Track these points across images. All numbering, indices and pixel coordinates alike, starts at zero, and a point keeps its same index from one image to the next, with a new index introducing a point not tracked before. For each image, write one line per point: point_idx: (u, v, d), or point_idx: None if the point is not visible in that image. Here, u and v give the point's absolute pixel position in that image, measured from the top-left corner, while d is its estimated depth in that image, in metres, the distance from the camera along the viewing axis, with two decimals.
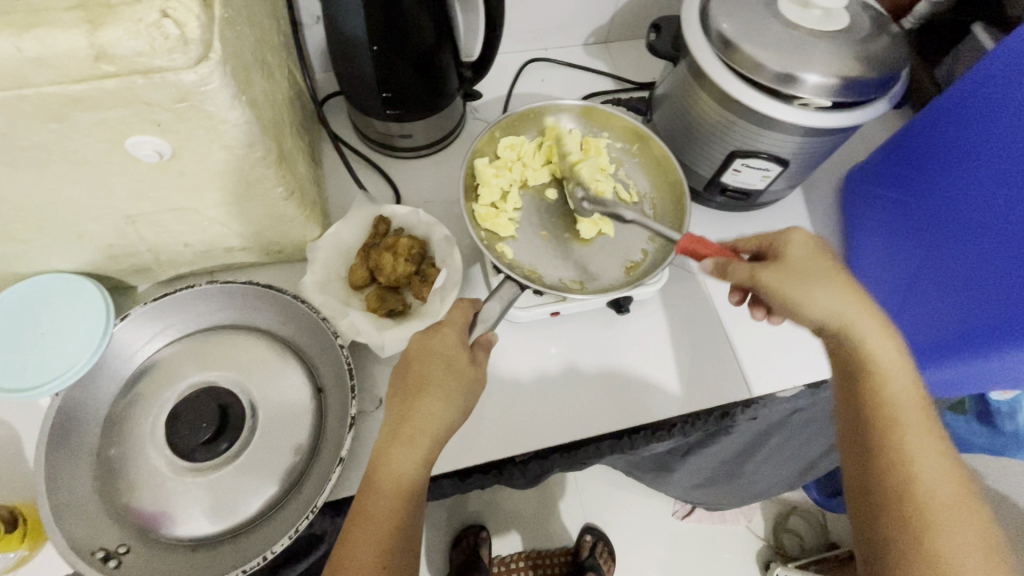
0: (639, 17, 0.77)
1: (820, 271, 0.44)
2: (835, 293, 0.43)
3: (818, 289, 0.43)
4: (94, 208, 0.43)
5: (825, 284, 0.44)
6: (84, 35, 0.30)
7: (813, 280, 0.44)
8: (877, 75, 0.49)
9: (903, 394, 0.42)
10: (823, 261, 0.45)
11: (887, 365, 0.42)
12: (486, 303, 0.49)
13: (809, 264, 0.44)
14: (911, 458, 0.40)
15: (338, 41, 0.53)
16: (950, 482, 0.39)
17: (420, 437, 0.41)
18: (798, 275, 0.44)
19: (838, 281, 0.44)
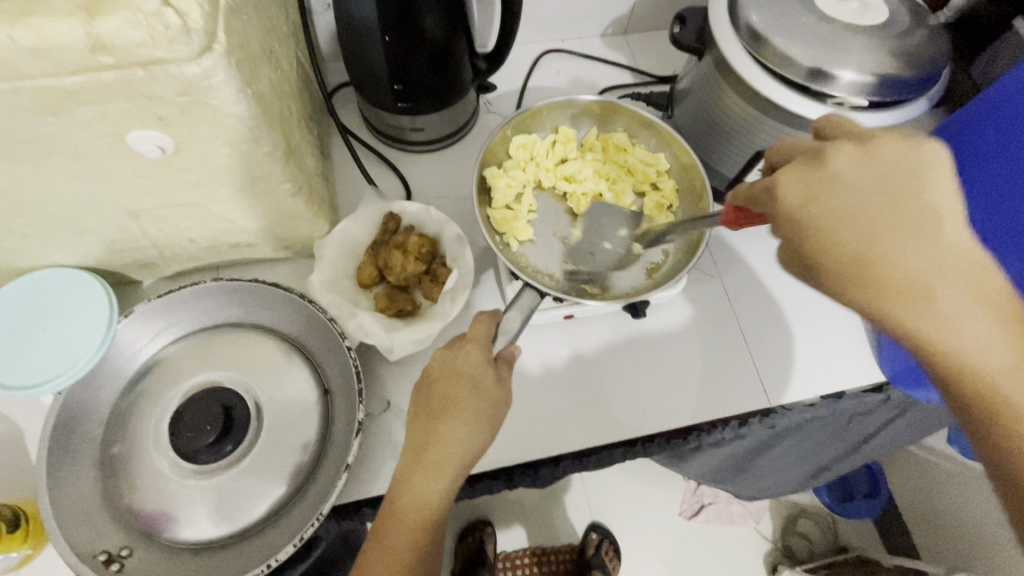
0: (660, 8, 0.74)
1: (863, 233, 0.30)
2: (868, 260, 0.29)
3: (854, 263, 0.30)
4: (96, 204, 0.42)
5: (868, 244, 0.29)
6: (80, 24, 0.28)
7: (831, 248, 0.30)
8: (916, 74, 0.46)
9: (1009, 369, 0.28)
10: (861, 212, 0.30)
11: (968, 329, 0.28)
12: (506, 313, 0.46)
13: (845, 230, 0.30)
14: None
15: (349, 30, 0.51)
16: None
17: (445, 464, 0.39)
18: (822, 252, 0.31)
19: (890, 234, 0.29)
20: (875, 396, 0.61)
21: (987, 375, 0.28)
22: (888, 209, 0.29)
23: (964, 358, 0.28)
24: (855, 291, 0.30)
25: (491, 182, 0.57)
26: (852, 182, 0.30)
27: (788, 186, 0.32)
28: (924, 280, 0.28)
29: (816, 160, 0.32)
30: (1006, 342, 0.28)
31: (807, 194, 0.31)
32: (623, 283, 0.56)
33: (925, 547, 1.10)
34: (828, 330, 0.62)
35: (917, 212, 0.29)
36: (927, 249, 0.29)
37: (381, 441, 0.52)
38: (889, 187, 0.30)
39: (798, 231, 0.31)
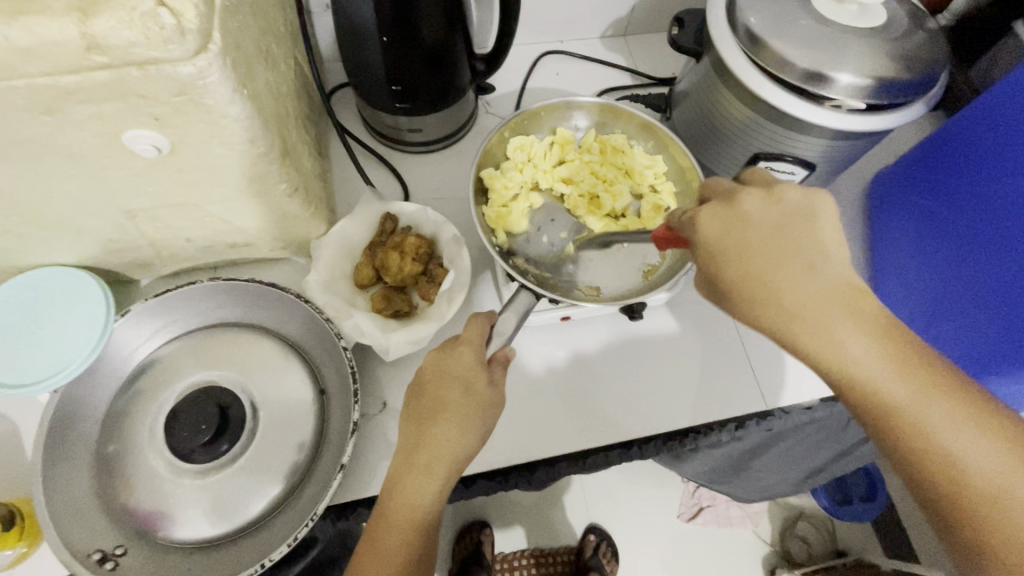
0: (659, 10, 0.74)
1: (766, 269, 0.33)
2: (767, 293, 0.33)
3: (760, 296, 0.33)
4: (93, 204, 0.42)
5: (771, 279, 0.33)
6: (74, 23, 0.28)
7: (740, 280, 0.34)
8: (914, 77, 0.46)
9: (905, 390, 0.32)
10: (758, 249, 0.34)
11: (859, 350, 0.32)
12: (502, 315, 0.46)
13: (752, 268, 0.34)
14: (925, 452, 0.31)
15: (347, 31, 0.51)
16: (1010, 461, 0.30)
17: (437, 465, 0.39)
18: (734, 286, 0.34)
19: (786, 269, 0.33)
20: None
21: (882, 389, 0.32)
22: (781, 247, 0.34)
23: (862, 375, 0.32)
24: (761, 321, 0.34)
25: (489, 183, 0.57)
26: (752, 223, 0.35)
27: (704, 228, 0.36)
28: (817, 308, 0.32)
29: (725, 204, 0.36)
30: (892, 358, 0.32)
31: (721, 231, 0.35)
32: (620, 285, 0.56)
33: (924, 551, 1.10)
34: None
35: (802, 247, 0.34)
36: (814, 282, 0.33)
37: (377, 442, 0.52)
38: (780, 227, 0.34)
39: (705, 269, 0.36)
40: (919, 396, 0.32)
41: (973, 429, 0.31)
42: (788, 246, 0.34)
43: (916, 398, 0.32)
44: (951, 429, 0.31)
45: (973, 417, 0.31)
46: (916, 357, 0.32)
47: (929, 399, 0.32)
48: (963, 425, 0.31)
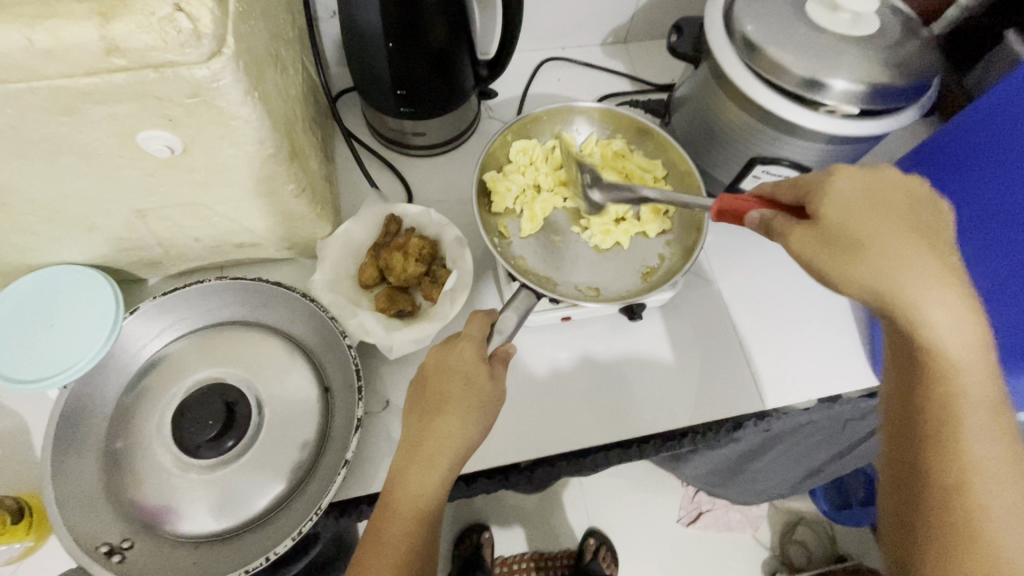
0: (659, 17, 0.75)
1: (891, 237, 0.34)
2: (890, 249, 0.34)
3: (875, 254, 0.34)
4: (105, 202, 0.43)
5: (891, 246, 0.34)
6: (95, 27, 0.29)
7: (867, 230, 0.34)
8: (907, 83, 0.47)
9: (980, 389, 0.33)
10: (894, 210, 0.35)
11: (957, 342, 0.33)
12: (503, 313, 0.47)
13: (876, 233, 0.34)
14: (976, 448, 0.32)
15: (354, 36, 0.52)
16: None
17: (439, 457, 0.40)
18: (849, 235, 0.35)
19: (910, 248, 0.34)
20: (869, 401, 0.61)
21: (953, 383, 0.33)
22: (909, 218, 0.35)
23: (947, 361, 0.33)
24: (867, 279, 0.34)
25: (491, 186, 0.58)
26: (893, 190, 0.36)
27: (841, 186, 0.36)
28: (931, 292, 0.33)
29: (872, 172, 0.36)
30: (980, 365, 0.33)
31: (857, 185, 0.36)
32: (620, 286, 0.57)
33: None
34: (818, 335, 0.62)
35: (938, 240, 0.35)
36: (940, 269, 0.34)
37: (379, 439, 0.52)
38: (909, 204, 0.35)
39: (824, 219, 0.36)
40: (981, 411, 0.33)
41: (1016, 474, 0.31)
42: (919, 222, 0.35)
43: (978, 408, 0.33)
44: (995, 459, 0.32)
45: (1022, 465, 0.32)
46: (992, 380, 0.33)
47: (989, 419, 0.33)
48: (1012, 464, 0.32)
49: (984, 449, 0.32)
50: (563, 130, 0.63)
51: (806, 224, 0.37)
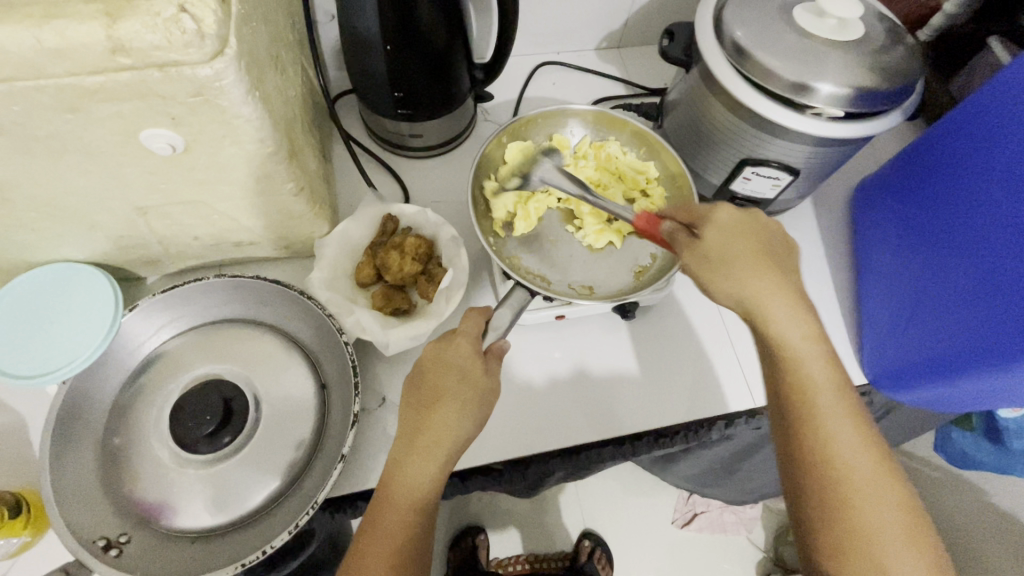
0: (652, 23, 0.77)
1: (742, 257, 0.44)
2: (747, 268, 0.44)
3: (739, 274, 0.44)
4: (107, 200, 0.44)
5: (742, 264, 0.44)
6: (102, 27, 0.30)
7: (728, 252, 0.44)
8: (890, 87, 0.48)
9: (825, 379, 0.42)
10: (756, 241, 0.45)
11: (798, 340, 0.43)
12: (497, 311, 0.47)
13: (732, 254, 0.44)
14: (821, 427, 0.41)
15: (352, 40, 0.53)
16: (865, 457, 0.40)
17: (435, 449, 0.41)
18: (714, 254, 0.45)
19: (757, 267, 0.44)
20: None
21: (806, 374, 0.42)
22: (764, 246, 0.45)
23: (794, 356, 0.43)
24: (730, 293, 0.44)
25: (487, 188, 0.60)
26: (753, 227, 0.46)
27: (716, 218, 0.46)
28: (778, 303, 0.43)
29: (732, 209, 0.47)
30: (818, 356, 0.43)
31: (731, 221, 0.46)
32: (613, 285, 0.58)
33: None
34: None
35: (776, 259, 0.45)
36: (778, 282, 0.44)
37: (375, 435, 0.53)
38: (764, 237, 0.46)
39: (702, 241, 0.46)
40: (827, 390, 0.42)
41: (858, 431, 0.41)
42: (771, 251, 0.45)
43: (825, 389, 0.42)
44: (841, 422, 0.41)
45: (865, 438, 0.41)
46: (833, 371, 0.42)
47: (834, 396, 0.42)
48: (850, 425, 0.41)
49: (831, 419, 0.41)
50: (558, 132, 0.64)
51: (688, 244, 0.47)
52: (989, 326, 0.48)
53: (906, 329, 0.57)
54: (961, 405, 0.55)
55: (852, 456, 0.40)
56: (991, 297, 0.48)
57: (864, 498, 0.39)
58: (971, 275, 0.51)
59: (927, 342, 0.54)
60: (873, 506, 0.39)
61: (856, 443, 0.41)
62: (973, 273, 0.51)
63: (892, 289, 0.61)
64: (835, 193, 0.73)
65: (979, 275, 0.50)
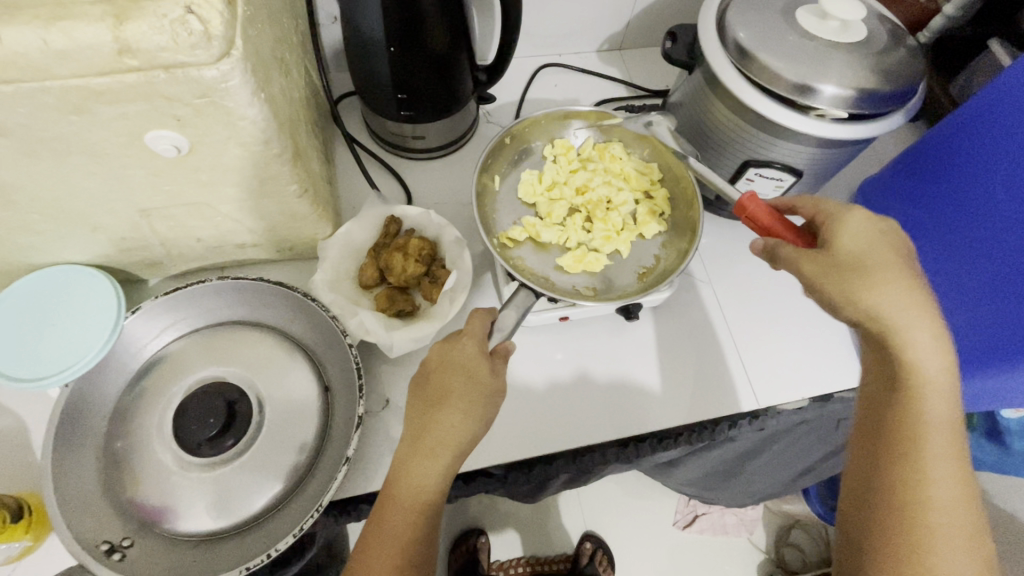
0: (653, 25, 0.77)
1: (889, 271, 0.38)
2: (886, 285, 0.38)
3: (877, 286, 0.38)
4: (110, 202, 0.44)
5: (883, 277, 0.38)
6: (109, 28, 0.30)
7: (863, 262, 0.39)
8: (893, 89, 0.48)
9: (942, 418, 0.37)
10: (899, 254, 0.39)
11: (931, 370, 0.37)
12: (503, 311, 0.48)
13: (877, 266, 0.38)
14: (925, 469, 0.36)
15: (356, 41, 0.53)
16: (956, 504, 0.36)
17: (441, 449, 0.41)
18: (844, 263, 0.39)
19: (904, 283, 0.38)
20: None
21: (922, 404, 0.37)
22: (908, 262, 0.39)
23: (919, 384, 0.37)
24: (861, 307, 0.38)
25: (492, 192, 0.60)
26: (893, 239, 0.40)
27: (851, 225, 0.40)
28: (920, 324, 0.37)
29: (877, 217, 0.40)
30: (948, 393, 0.37)
31: (866, 231, 0.40)
32: (617, 287, 0.58)
33: None
34: (812, 334, 0.63)
35: (925, 280, 0.39)
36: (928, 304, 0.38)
37: (379, 438, 0.53)
38: (907, 251, 0.39)
39: (834, 249, 0.40)
40: (942, 427, 0.37)
41: (959, 478, 0.37)
42: (917, 269, 0.39)
43: (938, 427, 0.37)
44: (943, 464, 0.37)
45: (963, 490, 0.37)
46: (953, 413, 0.37)
47: (944, 436, 0.37)
48: (953, 469, 0.37)
49: (936, 457, 0.37)
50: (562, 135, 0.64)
51: (813, 251, 0.41)
52: (997, 328, 0.49)
53: None
54: (967, 405, 0.56)
55: (947, 502, 0.36)
56: (998, 300, 0.49)
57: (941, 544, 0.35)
58: (978, 278, 0.52)
59: None
60: (950, 556, 0.35)
61: (954, 490, 0.36)
62: (979, 275, 0.51)
63: None
64: (836, 194, 0.73)
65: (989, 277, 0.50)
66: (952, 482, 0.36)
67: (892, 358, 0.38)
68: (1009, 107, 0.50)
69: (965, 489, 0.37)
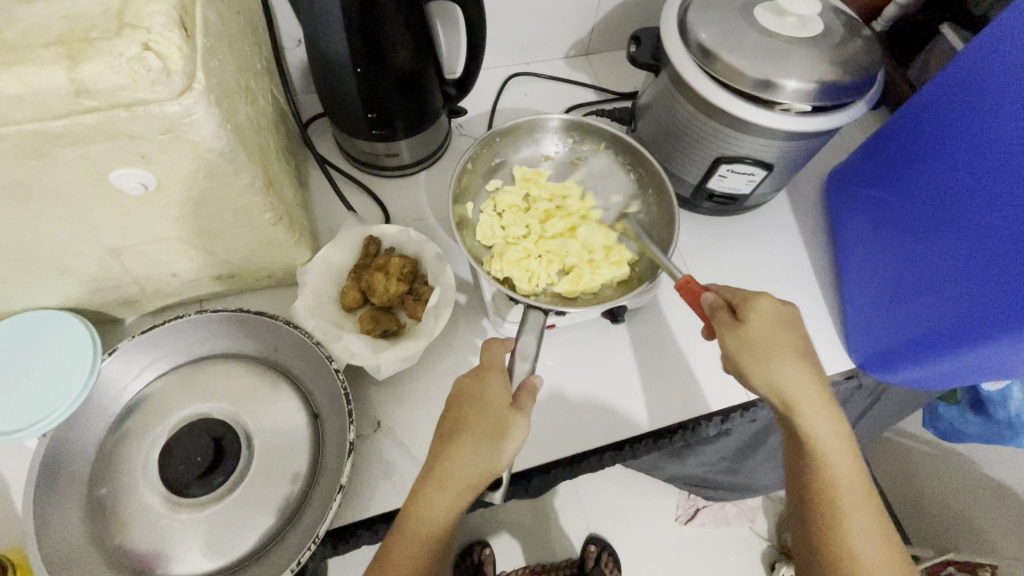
0: (618, 28, 0.78)
1: (785, 350, 0.45)
2: (781, 357, 0.45)
3: (779, 363, 0.45)
4: (78, 243, 0.43)
5: (780, 356, 0.45)
6: (64, 71, 0.29)
7: (768, 344, 0.45)
8: (854, 80, 0.50)
9: (853, 477, 0.45)
10: (790, 336, 0.46)
11: (828, 436, 0.45)
12: (520, 338, 0.47)
13: (776, 342, 0.45)
14: (851, 528, 0.43)
15: (321, 63, 0.53)
16: (878, 543, 0.43)
17: (449, 482, 0.41)
18: (755, 343, 0.45)
19: (794, 359, 0.45)
20: (847, 384, 0.65)
21: (828, 463, 0.45)
22: (796, 345, 0.46)
23: (824, 453, 0.45)
24: (765, 381, 0.45)
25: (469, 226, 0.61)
26: (788, 322, 0.46)
27: (762, 305, 0.46)
28: (810, 398, 0.45)
29: (779, 301, 0.47)
30: (845, 449, 0.45)
31: (775, 314, 0.46)
32: (613, 285, 0.59)
33: (917, 534, 1.11)
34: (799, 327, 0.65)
35: (812, 354, 0.47)
36: (816, 385, 0.45)
37: (373, 461, 0.52)
38: (799, 332, 0.46)
39: (746, 326, 0.46)
40: (849, 483, 0.44)
41: (875, 524, 0.44)
42: (801, 347, 0.46)
43: (847, 484, 0.44)
44: (858, 511, 0.44)
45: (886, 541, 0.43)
46: (858, 470, 0.45)
47: (858, 491, 0.44)
48: (871, 521, 0.44)
49: (852, 509, 0.44)
50: (524, 153, 0.66)
51: (730, 324, 0.46)
52: (972, 305, 0.49)
53: (889, 312, 0.58)
54: (944, 382, 0.56)
55: (873, 545, 0.43)
56: (969, 276, 0.49)
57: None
58: (947, 256, 0.52)
59: (913, 323, 0.55)
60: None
61: (875, 536, 0.43)
62: (949, 253, 0.52)
63: (873, 273, 0.61)
64: (807, 183, 0.75)
65: (954, 258, 0.51)
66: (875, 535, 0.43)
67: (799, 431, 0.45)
68: (970, 87, 0.51)
69: (883, 531, 0.44)
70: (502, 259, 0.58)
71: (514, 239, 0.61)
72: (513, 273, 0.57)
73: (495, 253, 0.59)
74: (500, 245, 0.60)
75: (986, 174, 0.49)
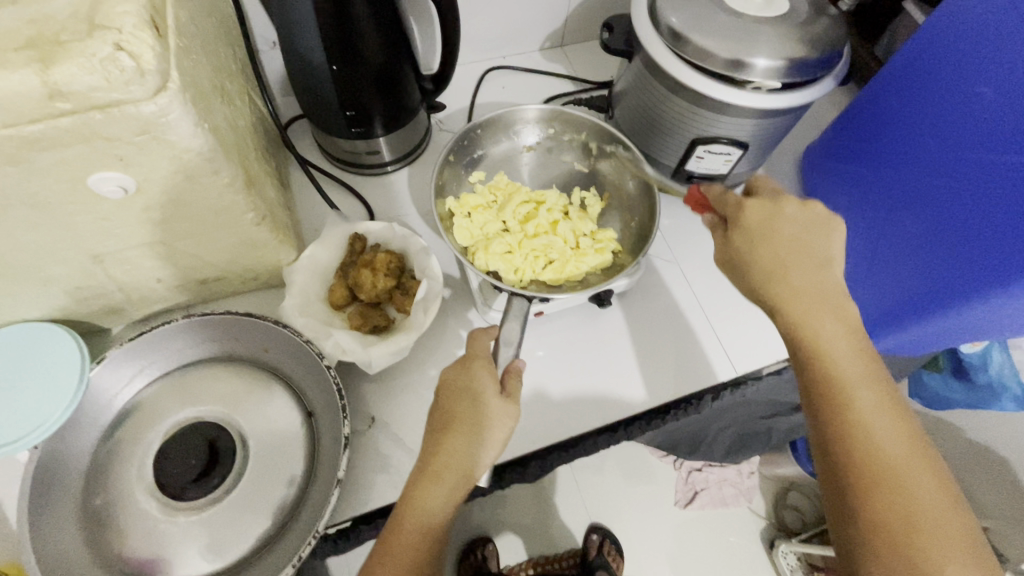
0: (591, 18, 0.79)
1: (779, 258, 0.40)
2: (772, 269, 0.40)
3: (768, 272, 0.40)
4: (60, 251, 0.42)
5: (786, 269, 0.40)
6: (35, 73, 0.29)
7: (756, 259, 0.41)
8: (820, 56, 0.51)
9: (863, 377, 0.38)
10: (784, 240, 0.41)
11: (831, 341, 0.39)
12: (504, 325, 0.48)
13: (767, 253, 0.41)
14: (861, 433, 0.36)
15: (296, 63, 0.53)
16: (906, 453, 0.36)
17: (447, 474, 0.41)
18: (746, 258, 0.42)
19: (800, 265, 0.40)
20: None
21: (835, 369, 0.38)
22: (794, 252, 0.41)
23: (831, 359, 0.38)
24: (754, 294, 0.42)
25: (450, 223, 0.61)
26: (787, 225, 0.42)
27: (746, 215, 0.43)
28: (813, 300, 0.39)
29: (771, 205, 0.43)
30: (855, 352, 0.39)
31: (764, 214, 0.42)
32: (598, 273, 0.59)
33: None
34: None
35: (821, 254, 0.41)
36: (818, 284, 0.40)
37: (369, 456, 0.52)
38: (804, 229, 0.42)
39: (737, 233, 0.42)
40: (864, 387, 0.38)
41: (899, 428, 0.37)
42: (799, 247, 0.41)
43: (860, 386, 0.38)
44: (879, 417, 0.37)
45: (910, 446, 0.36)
46: (872, 370, 0.38)
47: (870, 392, 0.38)
48: (891, 426, 0.36)
49: (869, 417, 0.37)
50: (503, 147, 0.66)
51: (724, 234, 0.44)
52: (945, 270, 0.50)
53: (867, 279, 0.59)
54: (922, 346, 0.58)
55: (898, 457, 0.36)
56: (941, 242, 0.51)
57: (911, 504, 0.34)
58: (919, 223, 0.53)
59: (891, 288, 0.56)
60: (923, 512, 0.34)
61: (899, 442, 0.36)
62: (919, 220, 0.53)
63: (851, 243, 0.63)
64: (784, 163, 0.76)
65: (926, 223, 0.52)
66: (897, 443, 0.36)
67: (800, 337, 0.39)
68: (937, 52, 0.52)
69: (911, 437, 0.37)
70: (486, 253, 0.59)
71: (496, 233, 0.61)
72: (497, 268, 0.58)
73: (477, 249, 0.60)
74: (483, 240, 0.61)
75: (957, 143, 0.50)
